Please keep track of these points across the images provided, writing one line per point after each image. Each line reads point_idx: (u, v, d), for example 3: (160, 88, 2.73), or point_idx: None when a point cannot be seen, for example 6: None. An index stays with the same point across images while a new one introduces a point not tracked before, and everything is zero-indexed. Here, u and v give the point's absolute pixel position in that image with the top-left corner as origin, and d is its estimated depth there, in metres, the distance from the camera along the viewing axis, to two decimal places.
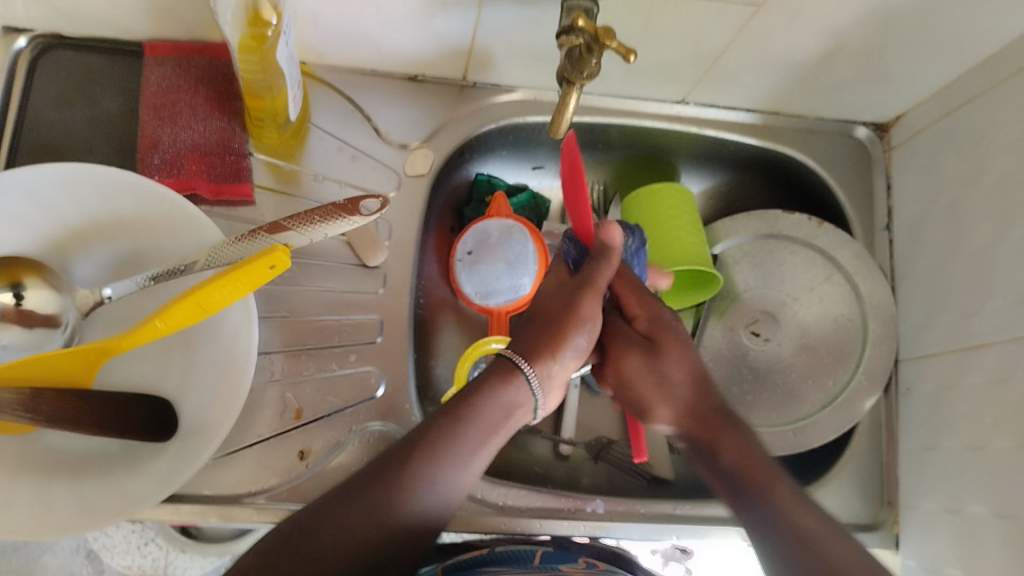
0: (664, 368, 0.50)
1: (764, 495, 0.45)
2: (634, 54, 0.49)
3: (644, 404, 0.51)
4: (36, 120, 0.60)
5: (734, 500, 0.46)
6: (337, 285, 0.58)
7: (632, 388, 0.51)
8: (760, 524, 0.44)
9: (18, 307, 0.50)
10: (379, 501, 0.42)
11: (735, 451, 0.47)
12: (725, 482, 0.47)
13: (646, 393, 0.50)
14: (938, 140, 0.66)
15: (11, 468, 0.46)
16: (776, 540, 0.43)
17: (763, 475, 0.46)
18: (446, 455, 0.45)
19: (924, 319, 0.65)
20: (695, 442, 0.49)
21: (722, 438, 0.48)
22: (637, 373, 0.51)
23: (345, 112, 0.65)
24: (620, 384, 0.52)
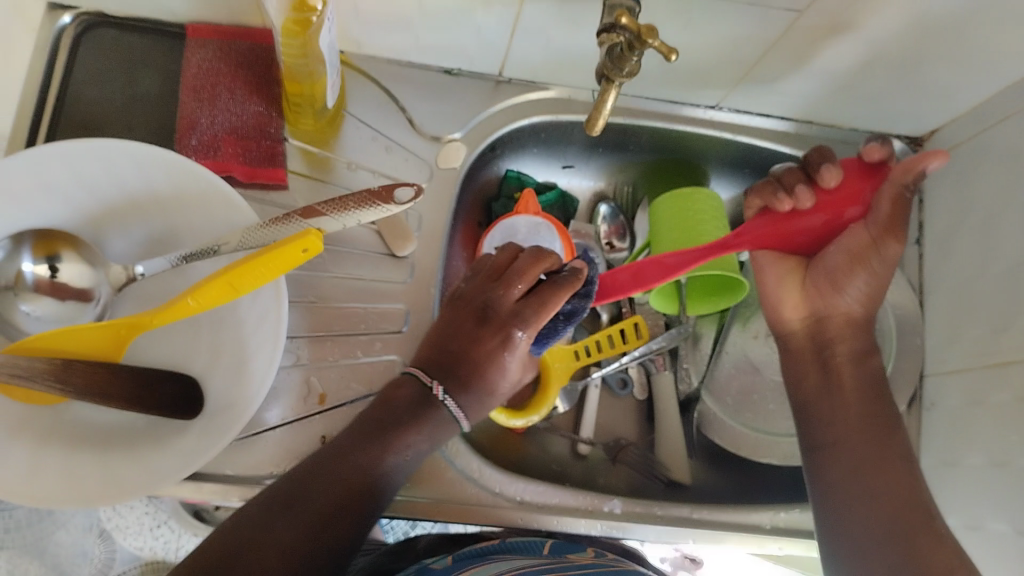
0: (882, 276, 0.52)
1: (880, 423, 0.53)
2: (676, 53, 0.49)
3: (844, 291, 0.53)
4: (75, 96, 0.61)
5: (864, 413, 0.54)
6: (365, 273, 0.59)
7: (846, 279, 0.53)
8: (868, 452, 0.53)
9: (53, 279, 0.51)
10: (316, 510, 0.46)
11: (862, 367, 0.55)
12: (847, 381, 0.55)
13: (855, 292, 0.53)
14: (972, 155, 0.65)
15: (41, 438, 0.47)
16: (877, 468, 0.52)
17: (884, 398, 0.55)
18: (359, 458, 0.48)
19: (951, 333, 0.64)
20: (844, 338, 0.55)
21: (863, 356, 0.55)
22: (870, 269, 0.51)
23: (380, 102, 0.65)
24: (839, 260, 0.52)
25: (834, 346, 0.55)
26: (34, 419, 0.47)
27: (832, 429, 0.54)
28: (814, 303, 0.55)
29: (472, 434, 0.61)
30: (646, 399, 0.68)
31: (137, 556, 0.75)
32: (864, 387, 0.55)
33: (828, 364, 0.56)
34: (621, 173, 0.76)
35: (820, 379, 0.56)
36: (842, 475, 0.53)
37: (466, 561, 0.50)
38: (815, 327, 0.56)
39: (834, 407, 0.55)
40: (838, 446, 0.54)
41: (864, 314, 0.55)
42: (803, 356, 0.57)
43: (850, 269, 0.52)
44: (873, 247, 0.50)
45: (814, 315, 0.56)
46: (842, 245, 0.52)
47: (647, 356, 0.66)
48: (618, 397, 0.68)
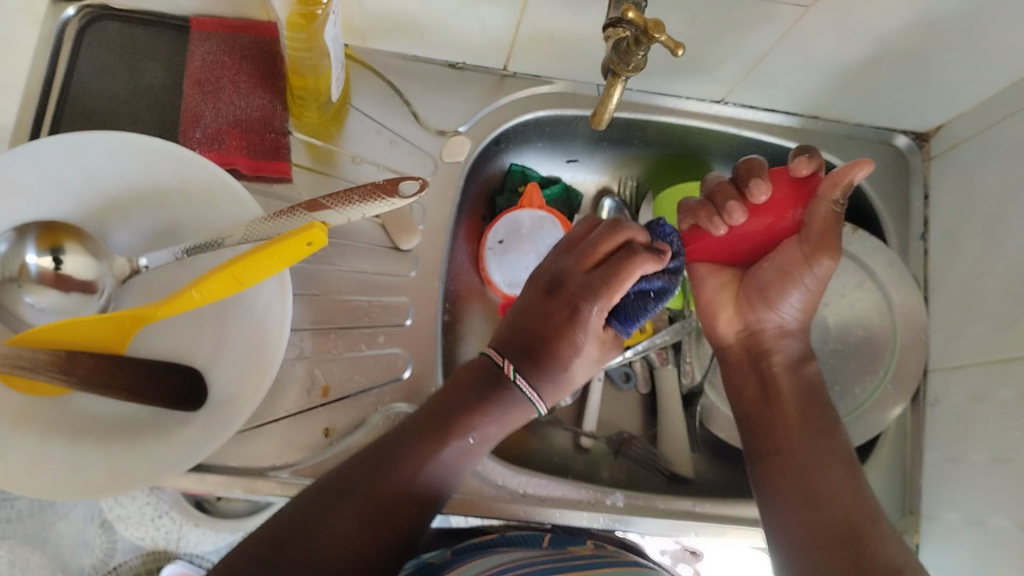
0: (821, 285, 0.53)
1: (818, 428, 0.54)
2: (682, 49, 0.49)
3: (779, 302, 0.54)
4: (79, 89, 0.61)
5: (805, 416, 0.55)
6: (369, 266, 0.58)
7: (781, 296, 0.54)
8: (814, 462, 0.53)
9: (57, 271, 0.51)
10: (382, 497, 0.48)
11: (794, 376, 0.56)
12: (785, 390, 0.56)
13: (797, 300, 0.54)
14: (978, 151, 0.65)
15: (44, 430, 0.47)
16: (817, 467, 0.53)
17: (821, 403, 0.56)
18: (428, 440, 0.49)
19: (956, 329, 0.64)
20: (779, 348, 0.56)
21: (799, 363, 0.56)
22: (804, 286, 0.53)
23: (384, 95, 0.65)
24: (776, 275, 0.54)
25: (769, 355, 0.56)
26: (37, 410, 0.47)
27: (772, 438, 0.55)
28: (749, 314, 0.56)
29: None
30: (649, 393, 0.68)
31: (138, 546, 0.75)
32: (801, 394, 0.56)
33: (765, 374, 0.56)
34: (625, 168, 0.76)
35: (758, 388, 0.57)
36: (787, 482, 0.53)
37: (469, 552, 0.50)
38: (748, 339, 0.57)
39: (771, 417, 0.55)
40: (780, 454, 0.54)
41: (801, 324, 0.56)
42: (739, 368, 0.58)
43: (783, 284, 0.54)
44: (807, 262, 0.51)
45: (749, 329, 0.57)
46: (776, 261, 0.53)
47: (651, 350, 0.66)
48: (621, 391, 0.68)
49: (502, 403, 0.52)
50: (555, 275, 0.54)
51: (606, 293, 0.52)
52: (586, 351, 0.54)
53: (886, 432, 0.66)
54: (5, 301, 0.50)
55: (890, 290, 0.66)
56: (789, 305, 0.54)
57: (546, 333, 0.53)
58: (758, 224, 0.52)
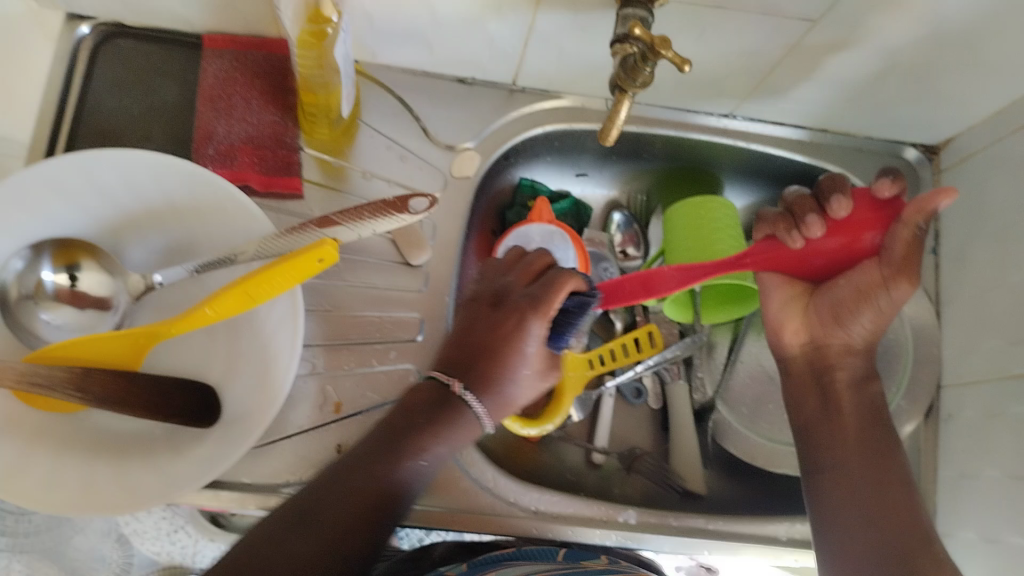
0: (889, 313, 0.54)
1: (878, 446, 0.54)
2: (689, 64, 0.49)
3: (850, 322, 0.55)
4: (93, 107, 0.62)
5: (862, 431, 0.55)
6: (380, 282, 0.59)
7: (849, 315, 0.55)
8: (868, 479, 0.53)
9: (73, 288, 0.52)
10: (342, 522, 0.45)
11: (854, 390, 0.56)
12: (847, 407, 0.56)
13: (865, 320, 0.54)
14: (989, 163, 0.65)
15: (59, 449, 0.47)
16: (869, 482, 0.53)
17: (882, 421, 0.56)
18: (380, 460, 0.48)
19: (968, 344, 0.64)
20: (843, 365, 0.56)
21: (861, 383, 0.56)
22: (878, 307, 0.53)
23: (394, 111, 0.66)
24: (851, 295, 0.54)
25: (833, 371, 0.57)
26: (52, 427, 0.48)
27: (831, 453, 0.55)
28: (815, 330, 0.57)
29: (488, 442, 0.61)
30: (661, 408, 0.68)
31: (153, 561, 0.78)
32: (862, 412, 0.56)
33: (827, 388, 0.57)
34: (634, 181, 0.77)
35: (819, 405, 0.57)
36: (844, 499, 0.53)
37: (482, 566, 0.49)
38: (813, 353, 0.58)
39: (832, 432, 0.56)
40: (838, 471, 0.54)
41: (866, 343, 0.56)
42: (801, 381, 0.58)
43: (857, 304, 0.54)
44: (883, 283, 0.52)
45: (814, 344, 0.58)
46: (853, 281, 0.54)
47: (661, 364, 0.67)
48: (633, 405, 0.68)
49: (450, 424, 0.50)
50: (493, 296, 0.54)
51: (545, 308, 0.52)
52: (529, 366, 0.53)
53: (900, 447, 0.65)
54: (22, 318, 0.51)
55: (903, 304, 0.65)
56: (860, 324, 0.54)
57: (492, 346, 0.51)
58: (836, 238, 0.53)
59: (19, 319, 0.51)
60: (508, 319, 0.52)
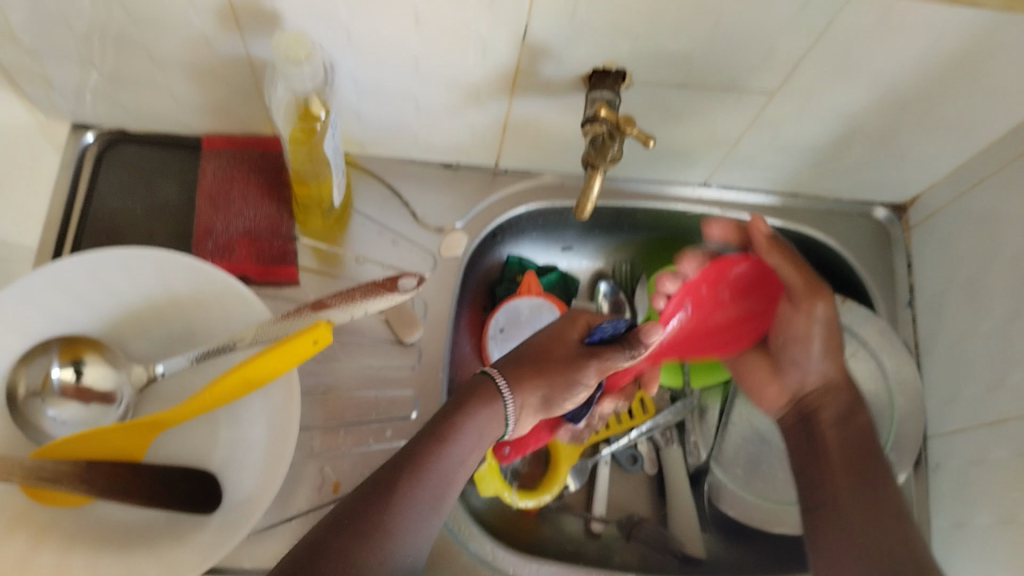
0: (835, 343, 0.63)
1: (865, 473, 0.57)
2: (653, 139, 0.53)
3: (809, 364, 0.64)
4: (100, 209, 0.65)
5: (852, 462, 0.58)
6: (375, 361, 0.61)
7: (800, 349, 0.64)
8: (869, 509, 0.55)
9: (78, 383, 0.54)
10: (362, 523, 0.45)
11: (838, 430, 0.60)
12: (832, 442, 0.60)
13: (818, 356, 0.63)
14: (955, 219, 0.68)
15: (67, 541, 0.48)
16: (863, 512, 0.55)
17: (873, 455, 0.58)
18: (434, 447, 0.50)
19: (950, 393, 0.65)
20: (827, 404, 0.62)
21: (830, 415, 0.61)
22: (821, 330, 0.63)
23: (384, 199, 0.69)
24: (799, 331, 0.64)
25: (819, 412, 0.62)
26: (60, 522, 0.48)
27: (821, 491, 0.58)
28: (789, 386, 0.65)
29: (486, 516, 0.61)
30: (657, 474, 0.69)
31: None
32: (850, 453, 0.58)
33: (817, 432, 0.61)
34: (619, 252, 0.79)
35: (805, 450, 0.61)
36: (834, 536, 0.55)
37: None
38: (798, 403, 0.64)
39: (822, 473, 0.58)
40: (829, 507, 0.57)
41: (837, 374, 0.63)
42: (795, 437, 0.62)
43: (806, 335, 0.64)
44: (811, 288, 0.63)
45: (795, 395, 0.64)
46: (795, 313, 0.64)
47: (654, 430, 0.69)
48: (629, 472, 0.69)
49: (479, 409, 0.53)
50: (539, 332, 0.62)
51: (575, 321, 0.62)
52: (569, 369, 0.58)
53: None
54: (29, 415, 0.52)
55: (884, 358, 0.67)
56: (812, 353, 0.64)
57: (541, 349, 0.59)
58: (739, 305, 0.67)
59: (26, 416, 0.53)
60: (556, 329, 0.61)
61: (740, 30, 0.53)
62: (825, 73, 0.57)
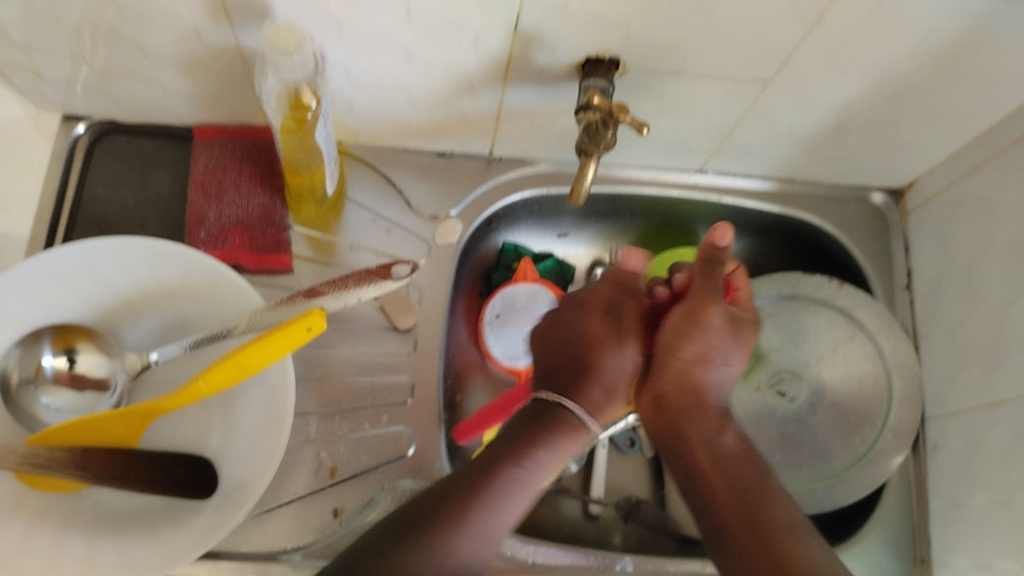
0: (727, 347, 0.56)
1: (750, 496, 0.52)
2: (647, 127, 0.54)
3: (676, 362, 0.56)
4: (91, 199, 0.65)
5: (729, 481, 0.53)
6: (370, 348, 0.60)
7: (678, 354, 0.56)
8: (763, 531, 0.50)
9: (71, 371, 0.54)
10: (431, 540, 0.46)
11: (708, 450, 0.55)
12: (708, 465, 0.54)
13: (710, 351, 0.56)
14: (952, 204, 0.67)
15: (61, 529, 0.47)
16: (762, 535, 0.50)
17: (754, 470, 0.54)
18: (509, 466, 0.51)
19: (947, 376, 0.65)
20: (697, 421, 0.56)
21: (695, 421, 0.56)
22: (699, 334, 0.56)
23: (379, 187, 0.69)
24: (679, 326, 0.56)
25: (687, 427, 0.55)
26: (53, 509, 0.48)
27: (710, 519, 0.53)
28: (651, 389, 0.57)
29: None
30: (654, 456, 0.69)
31: None
32: (723, 468, 0.54)
33: (685, 448, 0.55)
34: (614, 238, 0.79)
35: (684, 473, 0.56)
36: (755, 561, 0.49)
37: None
38: (660, 413, 0.56)
39: (706, 498, 0.53)
40: (728, 532, 0.51)
41: (693, 381, 0.56)
42: (671, 458, 0.57)
43: (683, 338, 0.56)
44: (704, 299, 0.56)
45: (654, 396, 0.57)
46: (679, 317, 0.56)
47: None
48: (626, 455, 0.69)
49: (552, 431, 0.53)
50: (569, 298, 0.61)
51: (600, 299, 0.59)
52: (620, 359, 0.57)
53: (889, 481, 0.66)
54: (22, 404, 0.52)
55: (881, 341, 0.67)
56: (683, 356, 0.56)
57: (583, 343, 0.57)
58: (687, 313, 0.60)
59: (20, 404, 0.52)
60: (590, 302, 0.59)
61: (735, 19, 0.53)
62: (818, 61, 0.57)
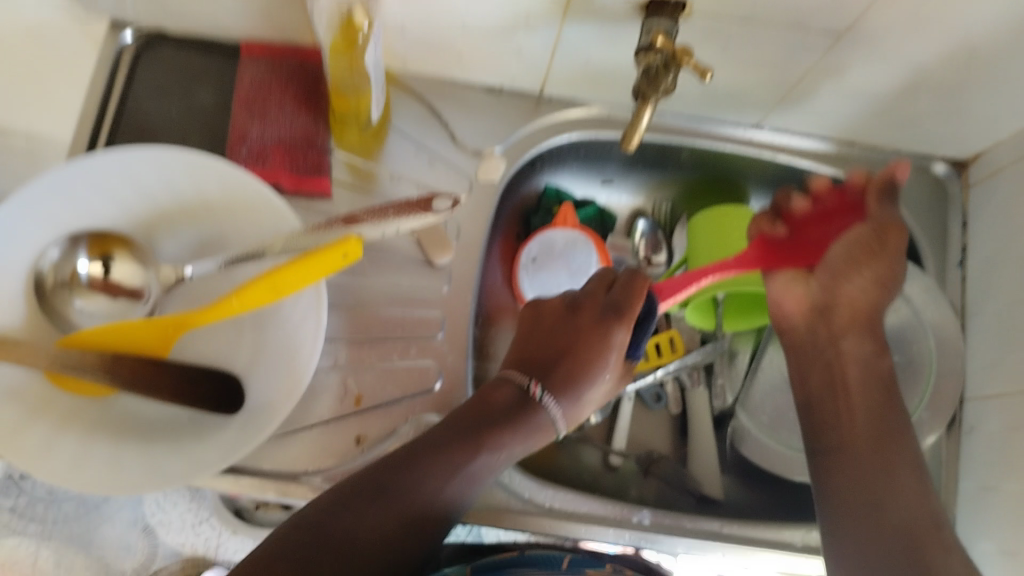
0: (890, 272, 0.57)
1: (887, 426, 0.55)
2: (711, 73, 0.52)
3: (845, 284, 0.57)
4: (135, 106, 0.64)
5: (875, 402, 0.56)
6: (404, 280, 0.60)
7: (845, 280, 0.57)
8: (886, 459, 0.53)
9: (106, 278, 0.53)
10: (392, 510, 0.46)
11: (860, 364, 0.57)
12: (853, 380, 0.57)
13: (867, 281, 0.57)
14: (1017, 178, 0.64)
15: (87, 430, 0.48)
16: (879, 468, 0.53)
17: (890, 400, 0.56)
18: (449, 451, 0.49)
19: (992, 357, 0.63)
20: (852, 336, 0.57)
21: (848, 341, 0.57)
22: (877, 263, 0.57)
23: (424, 116, 0.67)
24: (848, 257, 0.57)
25: (841, 342, 0.57)
26: (82, 410, 0.49)
27: (835, 431, 0.56)
28: (819, 297, 0.58)
29: None
30: (679, 414, 0.69)
31: (177, 552, 0.74)
32: (864, 387, 0.57)
33: (835, 360, 0.57)
34: (659, 191, 0.76)
35: (823, 380, 0.58)
36: (844, 481, 0.54)
37: None
38: (818, 319, 0.58)
39: (836, 409, 0.56)
40: (845, 447, 0.55)
41: (867, 304, 0.57)
42: (811, 357, 0.59)
43: (857, 261, 0.57)
44: (879, 242, 0.56)
45: (818, 309, 0.58)
46: (848, 247, 0.57)
47: (682, 370, 0.68)
48: (652, 410, 0.69)
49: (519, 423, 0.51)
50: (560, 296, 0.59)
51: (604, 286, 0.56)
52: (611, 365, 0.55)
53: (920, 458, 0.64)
54: (56, 305, 0.53)
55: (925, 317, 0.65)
56: (860, 282, 0.57)
57: (558, 343, 0.55)
58: (825, 224, 0.60)
59: (53, 305, 0.53)
60: (581, 296, 0.56)
61: None
62: (901, 16, 0.53)
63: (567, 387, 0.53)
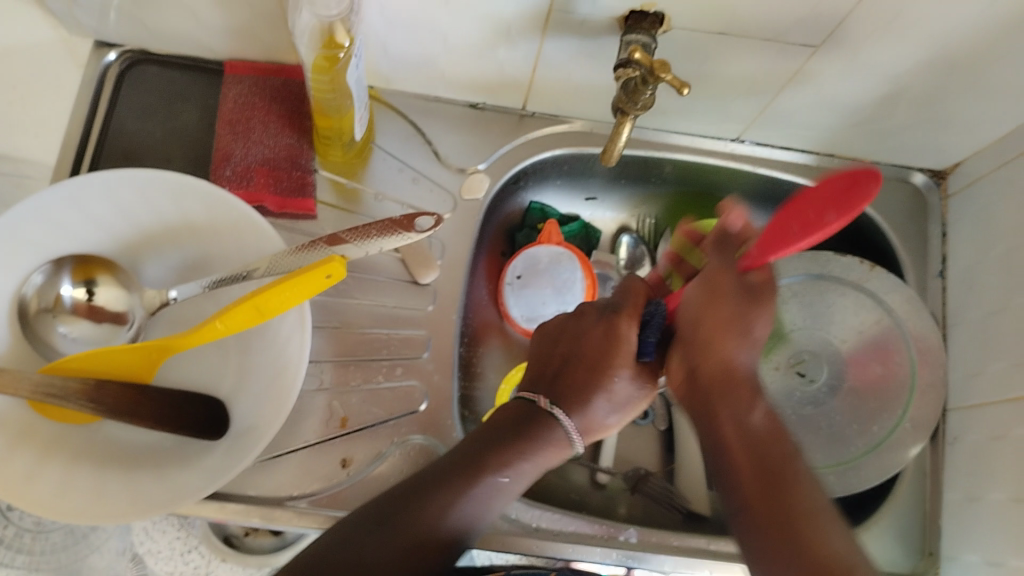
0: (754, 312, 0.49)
1: (770, 477, 0.46)
2: (688, 87, 0.51)
3: (720, 349, 0.49)
4: (119, 129, 0.64)
5: (751, 455, 0.47)
6: (389, 300, 0.60)
7: (710, 331, 0.49)
8: (782, 508, 0.45)
9: (90, 302, 0.54)
10: (396, 540, 0.45)
11: (727, 414, 0.48)
12: (726, 434, 0.48)
13: (710, 332, 0.49)
14: (994, 188, 0.65)
15: (72, 457, 0.48)
16: (766, 524, 0.45)
17: (773, 449, 0.48)
18: (456, 477, 0.47)
19: (973, 367, 0.64)
20: (722, 394, 0.49)
21: (718, 398, 0.49)
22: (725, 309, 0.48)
23: (407, 135, 0.67)
24: (698, 310, 0.49)
25: (713, 406, 0.49)
26: (66, 437, 0.49)
27: (734, 494, 0.47)
28: (685, 362, 0.50)
29: None
30: (667, 429, 0.69)
31: None
32: (756, 444, 0.48)
33: (709, 429, 0.49)
34: (643, 205, 0.77)
35: (709, 444, 0.49)
36: (763, 544, 0.45)
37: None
38: (688, 387, 0.50)
39: (728, 472, 0.48)
40: (747, 511, 0.46)
41: (725, 362, 0.49)
42: (699, 422, 0.50)
43: (706, 309, 0.49)
44: (715, 290, 0.49)
45: (689, 374, 0.50)
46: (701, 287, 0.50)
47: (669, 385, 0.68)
48: (639, 426, 0.69)
49: (526, 440, 0.49)
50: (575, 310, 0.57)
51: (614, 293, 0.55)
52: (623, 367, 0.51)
53: (906, 470, 0.65)
54: (39, 330, 0.53)
55: (909, 326, 0.65)
56: (718, 338, 0.49)
57: (565, 353, 0.52)
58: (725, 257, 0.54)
59: (35, 328, 0.53)
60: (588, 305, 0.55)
61: None
62: (876, 29, 0.54)
63: (575, 396, 0.50)
